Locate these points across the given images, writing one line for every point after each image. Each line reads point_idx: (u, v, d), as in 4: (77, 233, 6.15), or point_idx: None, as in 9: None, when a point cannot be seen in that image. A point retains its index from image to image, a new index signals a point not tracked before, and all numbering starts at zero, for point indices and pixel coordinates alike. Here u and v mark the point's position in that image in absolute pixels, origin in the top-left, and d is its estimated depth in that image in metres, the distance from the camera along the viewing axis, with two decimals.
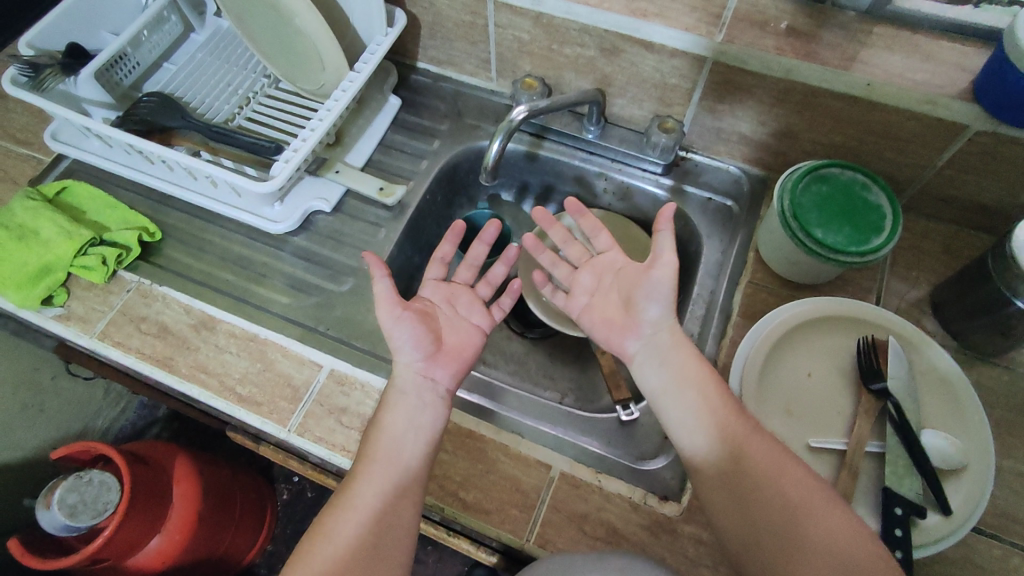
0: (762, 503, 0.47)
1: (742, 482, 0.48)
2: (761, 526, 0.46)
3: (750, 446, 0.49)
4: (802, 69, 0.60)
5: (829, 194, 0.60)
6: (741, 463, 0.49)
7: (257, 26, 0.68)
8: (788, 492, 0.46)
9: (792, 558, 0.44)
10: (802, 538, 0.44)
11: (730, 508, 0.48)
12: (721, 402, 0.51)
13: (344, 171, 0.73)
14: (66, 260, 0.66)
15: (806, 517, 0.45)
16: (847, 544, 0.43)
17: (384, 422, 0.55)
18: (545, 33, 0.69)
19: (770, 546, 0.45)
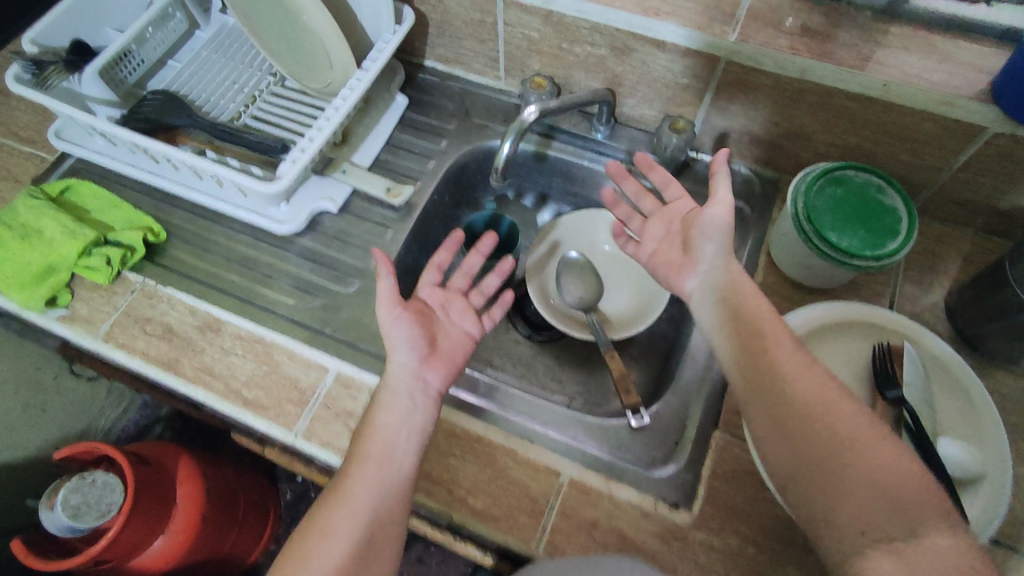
0: (813, 437, 0.45)
1: (789, 419, 0.46)
2: (806, 461, 0.45)
3: (795, 379, 0.48)
4: (816, 69, 0.59)
5: (843, 197, 0.59)
6: (784, 400, 0.47)
7: (262, 22, 0.67)
8: (842, 430, 0.45)
9: (845, 497, 0.43)
10: (854, 475, 0.43)
11: (777, 437, 0.47)
12: (766, 339, 0.50)
13: (351, 170, 0.72)
14: (70, 260, 0.66)
15: (860, 451, 0.44)
16: (901, 480, 0.42)
17: (377, 417, 0.54)
18: (555, 32, 0.68)
19: (815, 481, 0.44)
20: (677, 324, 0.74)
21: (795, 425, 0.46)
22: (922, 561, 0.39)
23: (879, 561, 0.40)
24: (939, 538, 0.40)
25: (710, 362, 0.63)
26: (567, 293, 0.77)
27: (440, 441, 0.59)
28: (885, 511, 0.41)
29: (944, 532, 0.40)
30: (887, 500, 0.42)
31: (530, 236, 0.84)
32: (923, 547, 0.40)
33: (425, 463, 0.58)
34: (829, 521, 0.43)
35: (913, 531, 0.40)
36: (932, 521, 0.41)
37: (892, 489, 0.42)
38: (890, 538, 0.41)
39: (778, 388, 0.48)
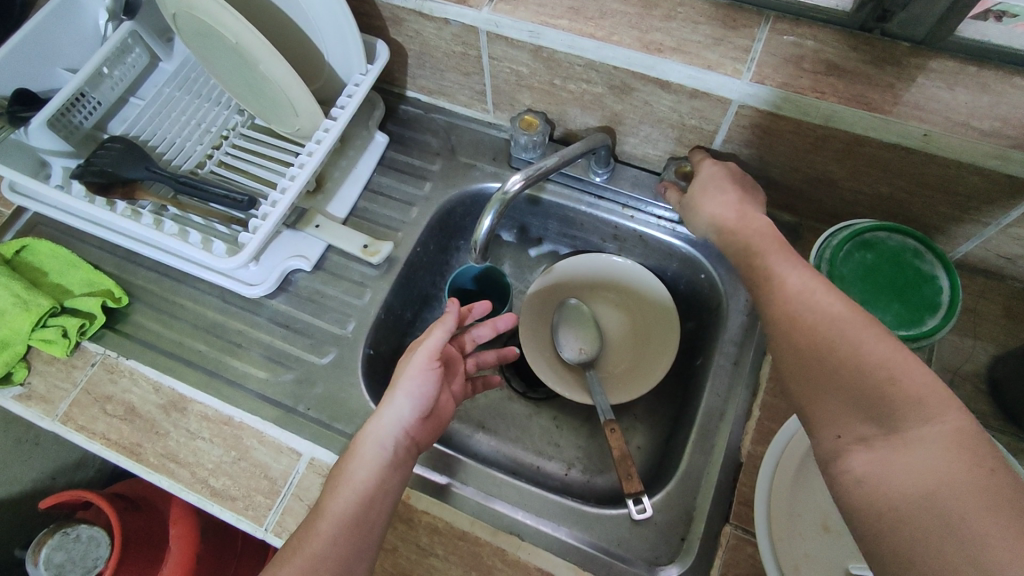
0: (797, 315, 0.41)
1: (786, 329, 0.42)
2: (794, 357, 0.41)
3: (808, 287, 0.42)
4: (845, 116, 0.51)
5: (874, 264, 0.52)
6: (802, 318, 0.41)
7: (221, 65, 0.61)
8: (833, 329, 0.39)
9: (824, 403, 0.39)
10: (845, 363, 0.38)
11: (794, 356, 0.41)
12: (771, 262, 0.46)
13: (325, 225, 0.66)
14: (23, 335, 0.60)
15: (849, 334, 0.39)
16: (891, 369, 0.37)
17: (350, 462, 0.49)
18: (545, 67, 0.61)
19: (804, 376, 0.40)
20: (686, 385, 0.67)
21: (786, 340, 0.41)
22: (903, 451, 0.34)
23: (856, 459, 0.36)
24: (924, 426, 0.35)
25: (721, 443, 0.56)
26: (565, 347, 0.70)
27: (420, 538, 0.53)
28: (858, 409, 0.37)
29: (934, 420, 0.34)
30: (868, 408, 0.37)
31: (525, 281, 0.78)
32: (907, 441, 0.35)
33: (404, 564, 0.52)
34: (812, 414, 0.39)
35: (891, 418, 0.36)
36: (915, 405, 0.35)
37: (879, 378, 0.37)
38: (867, 433, 0.36)
39: (778, 297, 0.43)
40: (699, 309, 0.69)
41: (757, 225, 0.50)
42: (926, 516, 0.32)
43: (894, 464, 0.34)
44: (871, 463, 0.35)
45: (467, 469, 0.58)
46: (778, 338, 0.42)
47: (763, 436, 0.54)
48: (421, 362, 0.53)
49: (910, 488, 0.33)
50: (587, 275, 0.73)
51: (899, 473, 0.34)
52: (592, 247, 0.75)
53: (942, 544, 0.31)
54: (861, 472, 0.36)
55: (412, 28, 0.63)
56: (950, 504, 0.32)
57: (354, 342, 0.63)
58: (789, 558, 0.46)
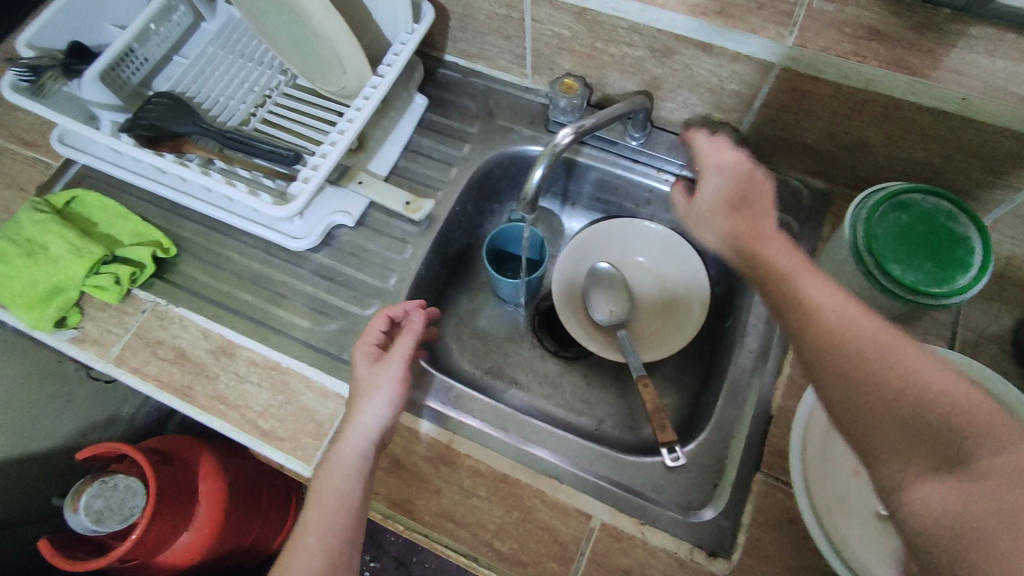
0: (836, 345, 0.39)
1: (832, 361, 0.39)
2: (842, 388, 0.38)
3: (855, 318, 0.39)
4: (888, 80, 0.52)
5: (909, 224, 0.53)
6: (849, 352, 0.38)
7: (271, 23, 0.62)
8: (888, 360, 0.37)
9: (884, 437, 0.36)
10: (903, 393, 0.36)
11: (841, 386, 0.38)
12: (799, 284, 0.43)
13: (367, 182, 0.68)
14: (77, 280, 0.63)
15: (904, 364, 0.37)
16: (952, 395, 0.35)
17: (322, 484, 0.49)
18: (588, 30, 0.62)
19: (854, 407, 0.38)
20: (715, 346, 0.69)
21: (833, 370, 0.39)
22: (980, 485, 0.33)
23: (925, 489, 0.34)
24: (997, 456, 0.33)
25: (753, 398, 0.58)
26: (597, 310, 0.72)
27: (463, 480, 0.56)
28: (924, 442, 0.35)
29: (1008, 449, 0.33)
30: (934, 442, 0.35)
31: (556, 244, 0.80)
32: (981, 472, 0.33)
33: (448, 503, 0.55)
34: (869, 441, 0.37)
35: (962, 451, 0.34)
36: (985, 434, 0.34)
37: (945, 408, 0.35)
38: (936, 465, 0.35)
39: (819, 322, 0.40)
40: (730, 274, 0.71)
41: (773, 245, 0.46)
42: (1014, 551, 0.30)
43: (971, 496, 0.33)
44: (944, 497, 0.34)
45: (461, 396, 0.61)
46: (822, 369, 0.39)
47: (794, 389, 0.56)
48: (389, 370, 0.54)
49: (990, 521, 0.32)
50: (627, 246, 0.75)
51: (978, 504, 0.33)
52: (623, 213, 0.77)
53: None
54: (932, 507, 0.34)
55: None
56: None
57: (397, 296, 0.65)
58: (823, 498, 0.48)
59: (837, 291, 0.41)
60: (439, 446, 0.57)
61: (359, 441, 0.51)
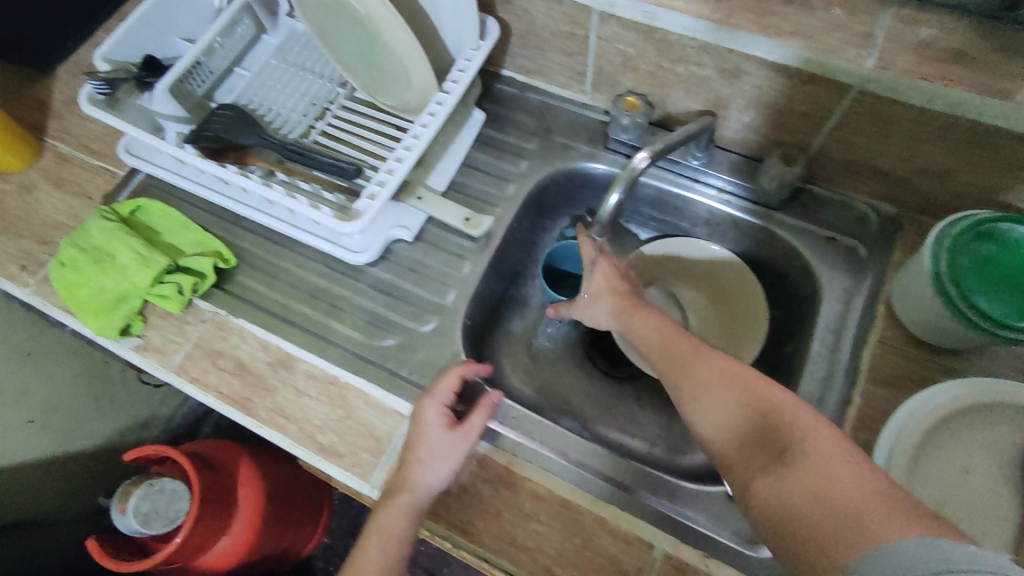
0: (682, 388, 0.48)
1: (686, 404, 0.48)
2: (703, 422, 0.46)
3: (705, 359, 0.49)
4: (971, 103, 0.51)
5: (994, 255, 0.51)
6: (698, 385, 0.47)
7: (342, 38, 0.63)
8: (733, 390, 0.45)
9: (733, 447, 0.43)
10: (745, 409, 0.44)
11: (699, 414, 0.47)
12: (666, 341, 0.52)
13: (427, 198, 0.68)
14: (142, 289, 0.64)
15: (743, 388, 0.45)
16: (777, 407, 0.42)
17: (372, 541, 0.52)
18: (655, 49, 0.61)
19: (713, 437, 0.45)
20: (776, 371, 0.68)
21: (691, 409, 0.47)
22: (794, 467, 0.39)
23: (760, 483, 0.40)
24: (809, 443, 0.39)
25: None
26: None
27: (523, 502, 0.55)
28: (763, 445, 0.42)
29: (815, 436, 0.40)
30: (769, 443, 0.41)
31: None
32: (796, 456, 0.39)
33: (507, 526, 0.54)
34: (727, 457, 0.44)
35: (784, 444, 0.40)
36: (801, 430, 0.40)
37: (773, 416, 0.42)
38: (769, 461, 0.41)
39: (676, 367, 0.50)
40: (789, 298, 0.70)
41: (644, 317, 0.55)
42: (822, 512, 0.36)
43: (790, 478, 0.38)
44: (770, 483, 0.39)
45: (514, 416, 0.60)
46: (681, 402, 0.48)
47: (864, 422, 0.54)
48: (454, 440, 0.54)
49: (802, 493, 0.37)
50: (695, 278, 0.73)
51: (793, 484, 0.38)
52: (681, 232, 0.76)
53: (837, 535, 0.34)
54: (766, 496, 0.39)
55: (523, 7, 0.64)
56: (843, 503, 0.35)
57: (454, 312, 0.65)
58: None
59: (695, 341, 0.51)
60: (497, 467, 0.57)
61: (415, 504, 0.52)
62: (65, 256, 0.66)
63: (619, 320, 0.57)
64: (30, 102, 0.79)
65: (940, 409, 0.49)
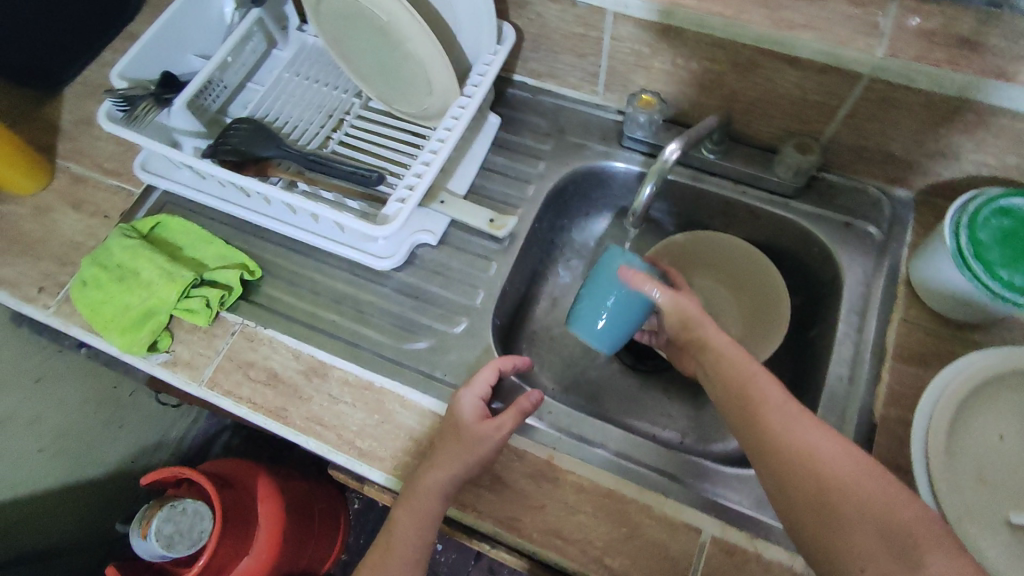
0: (790, 460, 0.43)
1: (786, 474, 0.43)
2: (806, 503, 0.41)
3: (812, 431, 0.44)
4: (982, 85, 0.53)
5: (1012, 229, 0.52)
6: (808, 460, 0.42)
7: (360, 48, 0.64)
8: (848, 470, 0.41)
9: (844, 541, 0.39)
10: (863, 502, 0.39)
11: (803, 489, 0.42)
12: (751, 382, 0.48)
13: (449, 201, 0.69)
14: (169, 304, 0.64)
15: (860, 480, 0.40)
16: (905, 515, 0.38)
17: (395, 533, 0.54)
18: (669, 46, 0.63)
19: (815, 522, 0.41)
20: (800, 355, 0.69)
21: (794, 484, 0.42)
22: None
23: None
24: (941, 561, 0.36)
25: (852, 407, 0.58)
26: None
27: (568, 495, 0.55)
28: (885, 547, 0.37)
29: (947, 555, 0.36)
30: (893, 546, 0.37)
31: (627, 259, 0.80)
32: (928, 574, 0.36)
33: (554, 520, 0.55)
34: (827, 544, 0.40)
35: (913, 555, 0.37)
36: (932, 545, 0.37)
37: (899, 519, 0.38)
38: (892, 569, 0.37)
39: (767, 429, 0.45)
40: (808, 284, 0.71)
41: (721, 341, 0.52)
42: None
43: None
44: None
45: (552, 411, 0.62)
46: (778, 470, 0.43)
47: (895, 398, 0.56)
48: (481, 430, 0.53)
49: None
50: (715, 269, 0.75)
51: None
52: (697, 225, 0.77)
53: None
54: None
55: (536, 10, 0.65)
56: None
57: (483, 313, 0.66)
58: (954, 510, 0.46)
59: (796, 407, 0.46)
60: (539, 462, 0.57)
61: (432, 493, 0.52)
62: (87, 275, 0.66)
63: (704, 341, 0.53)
64: (40, 124, 0.79)
65: (969, 382, 0.50)
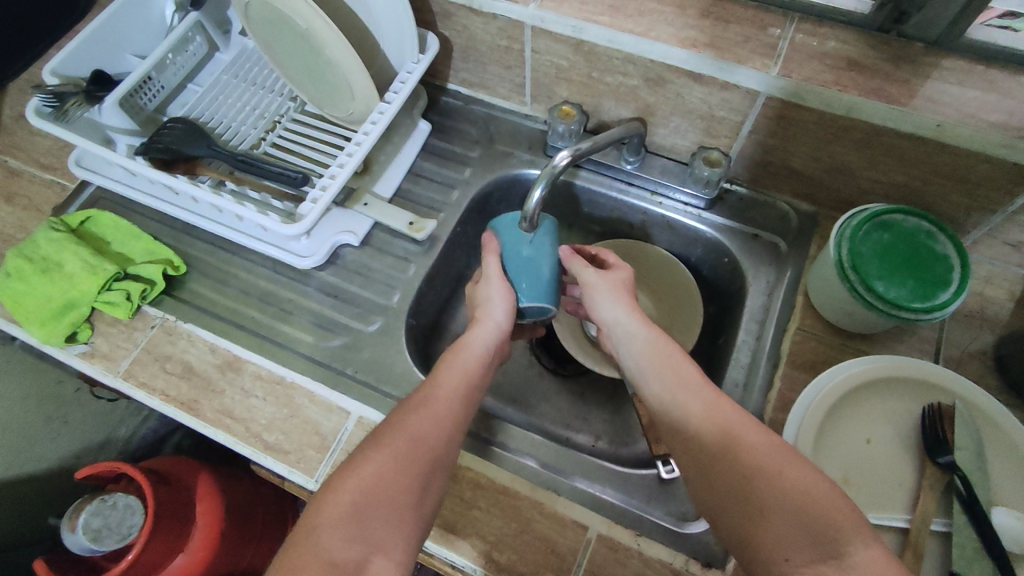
0: (706, 445, 0.47)
1: (714, 469, 0.46)
2: (727, 493, 0.44)
3: (739, 423, 0.47)
4: (866, 107, 0.55)
5: (891, 243, 0.56)
6: (737, 452, 0.45)
7: (286, 53, 0.66)
8: (773, 459, 0.44)
9: (772, 532, 0.41)
10: (789, 490, 0.42)
11: (729, 482, 0.45)
12: (677, 368, 0.54)
13: (373, 204, 0.71)
14: (89, 296, 0.65)
15: (787, 471, 0.43)
16: (822, 499, 0.41)
17: (436, 393, 0.52)
18: (585, 61, 0.65)
19: (742, 511, 0.43)
20: (710, 362, 0.72)
21: (717, 475, 0.46)
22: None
23: None
24: (864, 551, 0.37)
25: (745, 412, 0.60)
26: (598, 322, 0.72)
27: (464, 492, 0.57)
28: (808, 536, 0.39)
29: (869, 546, 0.38)
30: (816, 536, 0.39)
31: None
32: (851, 563, 0.37)
33: (449, 515, 0.56)
34: (750, 527, 0.42)
35: (835, 544, 0.38)
36: (856, 535, 0.38)
37: (824, 506, 0.40)
38: (815, 557, 0.38)
39: (696, 440, 0.48)
40: (721, 294, 0.75)
41: (650, 337, 0.57)
42: None
43: None
44: None
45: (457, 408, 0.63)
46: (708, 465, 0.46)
47: (785, 404, 0.58)
48: (496, 282, 0.60)
49: None
50: (638, 279, 0.77)
51: None
52: (620, 234, 0.81)
53: None
54: None
55: (461, 23, 0.68)
56: None
57: (399, 312, 0.68)
58: None
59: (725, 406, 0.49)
60: None
61: (466, 359, 0.56)
62: (10, 267, 0.66)
63: (645, 343, 0.57)
64: None
65: (842, 387, 0.53)
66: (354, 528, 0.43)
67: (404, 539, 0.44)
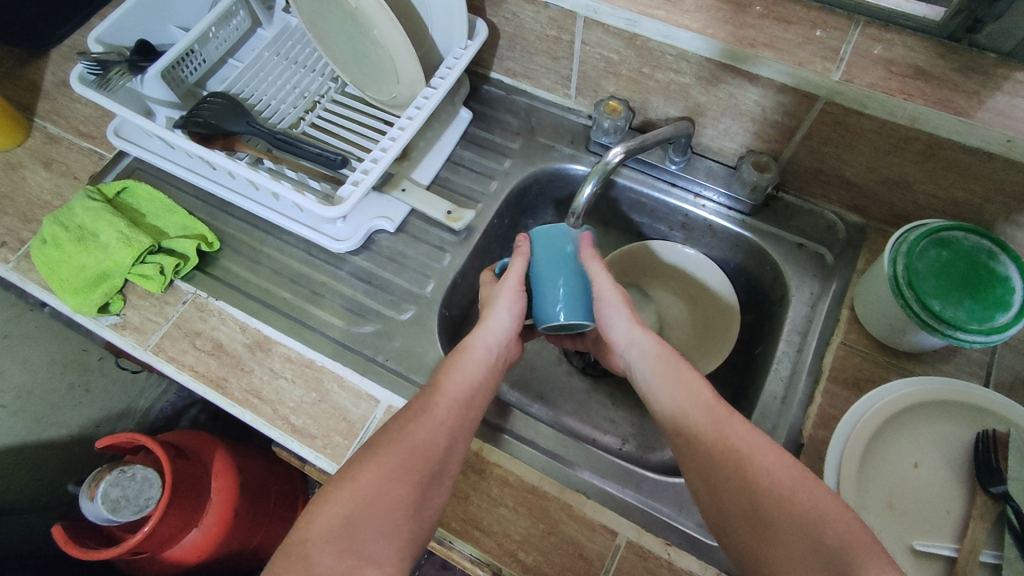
0: (735, 476, 0.45)
1: (729, 489, 0.45)
2: (743, 523, 0.44)
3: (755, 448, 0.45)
4: (931, 118, 0.52)
5: (950, 261, 0.54)
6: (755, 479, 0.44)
7: (332, 31, 0.66)
8: (785, 487, 0.43)
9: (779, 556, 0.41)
10: (803, 516, 0.41)
11: (744, 508, 0.44)
12: (699, 389, 0.49)
13: (410, 190, 0.71)
14: (123, 267, 0.64)
15: (798, 496, 0.42)
16: (840, 526, 0.40)
17: (436, 401, 0.51)
18: (636, 55, 0.63)
19: (750, 528, 0.43)
20: (745, 372, 0.70)
21: (733, 507, 0.44)
22: None
23: None
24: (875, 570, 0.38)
25: (783, 425, 0.59)
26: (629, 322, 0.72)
27: (491, 488, 0.56)
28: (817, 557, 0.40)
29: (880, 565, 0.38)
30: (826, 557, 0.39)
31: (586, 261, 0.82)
32: None
33: (474, 511, 0.55)
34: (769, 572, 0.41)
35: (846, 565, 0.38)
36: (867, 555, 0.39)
37: (835, 530, 0.40)
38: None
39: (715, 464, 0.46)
40: (759, 302, 0.73)
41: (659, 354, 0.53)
42: None
43: None
44: None
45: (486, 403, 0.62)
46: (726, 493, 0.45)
47: (825, 420, 0.56)
48: (511, 285, 0.56)
49: None
50: (675, 281, 0.76)
51: None
52: (657, 235, 0.80)
53: None
54: None
55: (511, 10, 0.66)
56: None
57: (432, 302, 0.67)
58: None
59: (751, 431, 0.46)
60: (468, 453, 0.58)
61: (466, 368, 0.53)
62: (47, 233, 0.66)
63: (652, 358, 0.53)
64: (21, 83, 0.80)
65: (889, 408, 0.51)
66: (342, 544, 0.43)
67: (395, 553, 0.44)
